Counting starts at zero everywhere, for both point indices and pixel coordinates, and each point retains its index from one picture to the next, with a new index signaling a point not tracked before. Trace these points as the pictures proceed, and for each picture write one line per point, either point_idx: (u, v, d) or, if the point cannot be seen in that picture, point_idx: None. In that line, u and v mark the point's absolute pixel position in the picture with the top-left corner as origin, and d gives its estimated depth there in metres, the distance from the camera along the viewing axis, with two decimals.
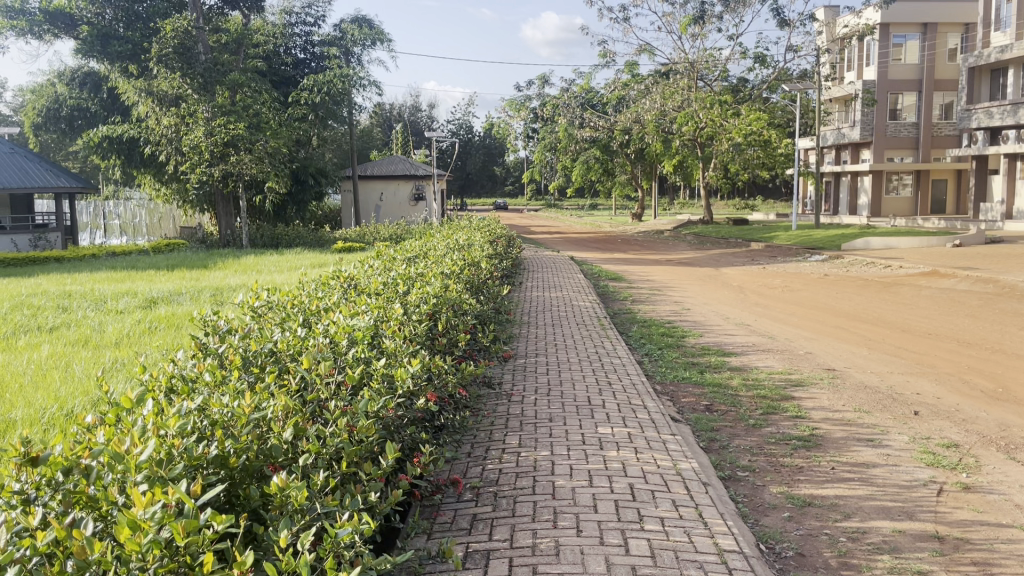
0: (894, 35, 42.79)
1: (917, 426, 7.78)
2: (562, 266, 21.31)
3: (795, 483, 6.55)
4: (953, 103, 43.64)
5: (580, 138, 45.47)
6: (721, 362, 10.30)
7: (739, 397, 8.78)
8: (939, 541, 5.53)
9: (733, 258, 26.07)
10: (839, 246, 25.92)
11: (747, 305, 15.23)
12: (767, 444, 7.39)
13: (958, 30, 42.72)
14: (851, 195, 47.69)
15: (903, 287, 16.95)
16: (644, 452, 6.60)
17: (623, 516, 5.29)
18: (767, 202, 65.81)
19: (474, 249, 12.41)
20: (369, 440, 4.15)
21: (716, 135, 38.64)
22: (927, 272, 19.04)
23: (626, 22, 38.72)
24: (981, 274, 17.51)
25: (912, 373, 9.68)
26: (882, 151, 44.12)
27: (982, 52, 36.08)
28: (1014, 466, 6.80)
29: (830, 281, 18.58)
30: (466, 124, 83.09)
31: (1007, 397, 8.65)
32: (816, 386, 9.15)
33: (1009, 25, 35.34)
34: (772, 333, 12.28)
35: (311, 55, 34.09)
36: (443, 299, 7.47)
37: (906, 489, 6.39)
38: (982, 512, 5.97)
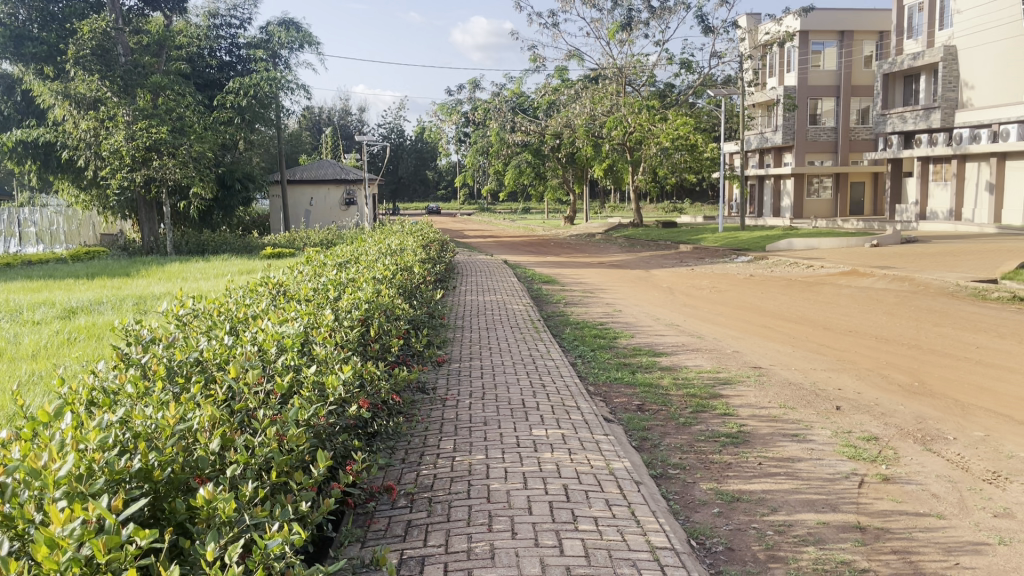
0: (814, 42, 44.22)
1: (840, 421, 8.03)
2: (496, 270, 21.35)
3: (724, 479, 6.70)
4: (870, 108, 45.41)
5: (511, 142, 45.64)
6: (652, 362, 10.47)
7: (669, 396, 8.94)
8: (860, 532, 5.74)
9: (663, 260, 26.56)
10: (764, 247, 26.62)
11: (677, 306, 15.51)
12: (697, 441, 7.54)
13: (874, 38, 44.34)
14: (775, 198, 49.12)
15: (825, 287, 17.46)
16: (577, 453, 6.67)
17: (558, 517, 5.33)
18: (695, 206, 67.12)
19: (406, 253, 12.35)
20: (301, 449, 4.13)
21: (645, 140, 39.31)
22: (847, 271, 19.69)
23: (556, 27, 39.02)
24: (897, 273, 18.19)
25: (834, 370, 10.00)
26: (803, 154, 45.53)
27: (896, 59, 37.67)
28: (929, 457, 7.10)
29: (755, 282, 19.01)
30: (398, 128, 82.49)
31: (923, 390, 9.02)
32: (744, 384, 9.39)
33: (921, 34, 36.93)
34: (701, 334, 12.50)
35: (237, 57, 33.45)
36: (375, 304, 7.38)
37: (830, 482, 6.60)
38: (901, 502, 6.22)
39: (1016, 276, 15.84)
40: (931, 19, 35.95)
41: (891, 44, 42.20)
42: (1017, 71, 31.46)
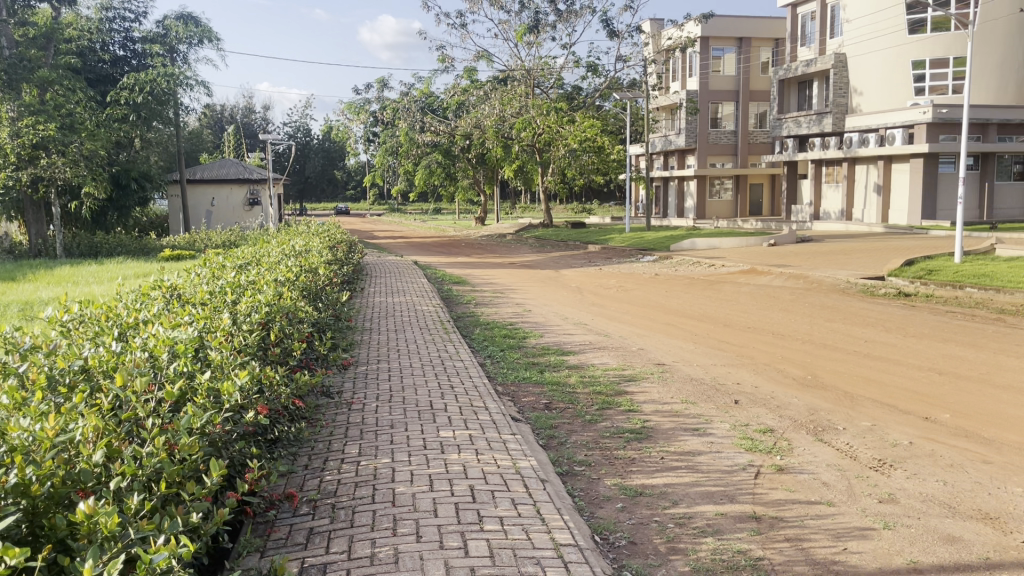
0: (714, 48, 45.72)
1: (738, 414, 8.31)
2: (405, 270, 21.17)
3: (628, 475, 6.83)
4: (767, 113, 47.23)
5: (421, 142, 45.36)
6: (559, 361, 10.58)
7: (576, 394, 9.06)
8: (755, 521, 5.95)
9: (572, 260, 26.91)
10: (668, 247, 27.31)
11: (585, 305, 15.74)
12: (602, 438, 7.66)
13: (770, 45, 46.19)
14: (679, 199, 50.40)
15: (726, 285, 18.02)
16: (484, 453, 6.68)
17: (463, 518, 5.33)
18: (603, 207, 68.28)
19: (310, 254, 12.11)
20: (194, 458, 4.00)
21: (553, 141, 39.74)
22: (746, 270, 20.39)
23: (464, 28, 39.00)
24: (793, 271, 18.95)
25: (733, 365, 10.33)
26: (705, 156, 46.89)
27: (791, 66, 39.24)
28: (820, 447, 7.42)
29: (660, 281, 19.48)
30: (304, 127, 80.84)
31: (815, 383, 9.42)
32: (647, 380, 9.59)
33: (813, 41, 38.64)
34: (608, 332, 12.70)
35: (132, 52, 32.08)
36: (277, 307, 7.19)
37: (727, 474, 6.82)
38: (794, 491, 6.48)
39: (901, 273, 16.74)
40: (823, 28, 37.61)
41: (785, 51, 44.00)
42: (902, 78, 33.43)
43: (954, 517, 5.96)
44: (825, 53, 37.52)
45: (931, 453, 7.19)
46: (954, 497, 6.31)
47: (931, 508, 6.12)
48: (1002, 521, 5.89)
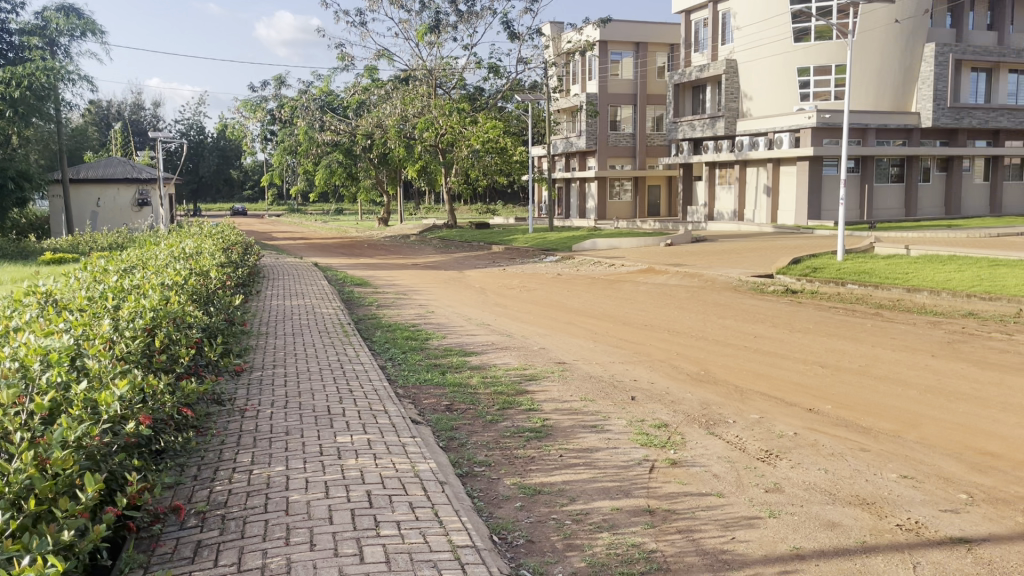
0: (612, 52, 46.69)
1: (634, 410, 8.50)
2: (304, 273, 20.70)
3: (527, 473, 6.89)
4: (663, 116, 48.56)
5: (321, 141, 44.45)
6: (461, 362, 10.57)
7: (477, 395, 9.07)
8: (649, 514, 6.10)
9: (475, 261, 26.92)
10: (570, 247, 27.68)
11: (487, 306, 15.78)
12: (502, 438, 7.70)
13: (665, 50, 47.56)
14: (580, 200, 51.10)
15: (625, 284, 18.41)
16: (382, 457, 6.60)
17: (359, 524, 5.25)
18: (506, 208, 68.65)
19: (202, 258, 11.69)
20: (68, 473, 3.79)
21: (456, 142, 39.69)
22: (644, 269, 20.89)
23: (364, 26, 38.49)
24: (688, 270, 19.52)
25: (631, 362, 10.56)
26: (605, 158, 47.75)
27: (685, 71, 40.40)
28: (712, 440, 7.67)
29: (561, 281, 19.73)
30: (197, 125, 78.07)
31: (708, 378, 9.73)
32: (548, 379, 9.69)
33: (705, 48, 39.98)
34: (510, 332, 12.77)
35: (7, 44, 30.25)
36: (163, 312, 6.91)
37: (624, 469, 6.97)
38: (686, 483, 6.68)
39: (789, 271, 17.48)
40: (715, 35, 38.93)
41: (680, 56, 45.33)
42: (787, 84, 34.94)
43: (834, 503, 6.27)
44: (717, 59, 38.86)
45: (814, 443, 7.53)
46: (835, 484, 6.64)
47: (813, 496, 6.41)
48: (877, 505, 6.23)
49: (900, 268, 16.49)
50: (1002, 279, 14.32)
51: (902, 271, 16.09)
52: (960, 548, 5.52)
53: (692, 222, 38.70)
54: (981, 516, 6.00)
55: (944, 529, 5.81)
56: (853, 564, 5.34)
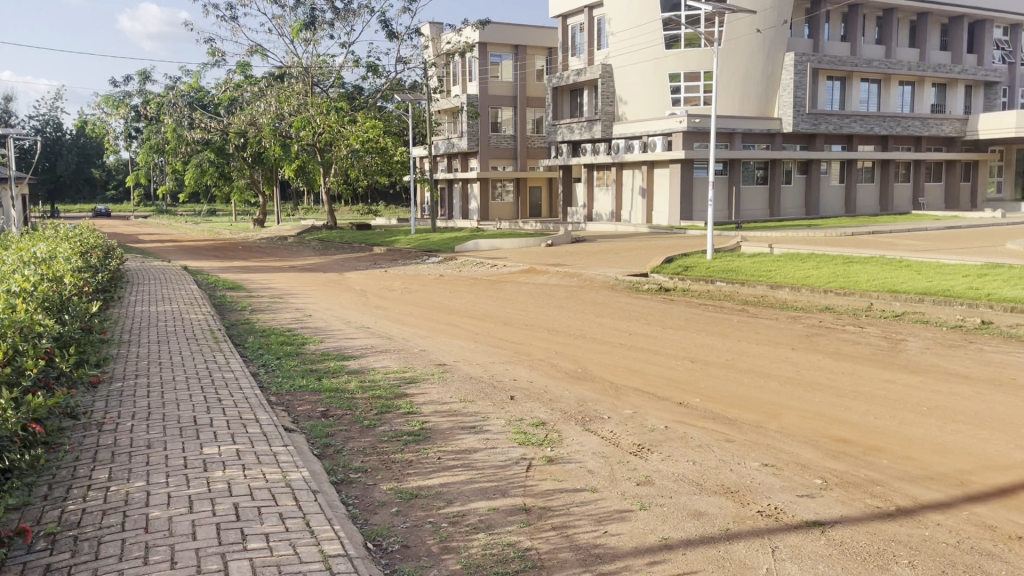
0: (491, 54, 47.03)
1: (512, 409, 8.57)
2: (173, 277, 19.79)
3: (404, 478, 6.82)
4: (542, 119, 49.33)
5: (191, 140, 42.63)
6: (339, 366, 10.37)
7: (354, 400, 8.91)
8: (525, 513, 6.15)
9: (355, 263, 26.48)
10: (452, 248, 27.67)
11: (367, 309, 15.56)
12: (379, 443, 7.59)
13: (544, 54, 48.41)
14: (462, 201, 51.10)
15: (506, 284, 18.55)
16: (251, 468, 6.37)
17: (224, 539, 5.05)
18: (388, 209, 67.92)
19: (55, 263, 10.96)
20: None
21: (334, 141, 39.00)
22: (525, 269, 21.13)
23: (235, 21, 37.23)
24: (568, 270, 19.87)
25: (510, 362, 10.65)
26: (487, 159, 47.98)
27: (563, 74, 41.16)
28: (588, 436, 7.82)
29: (443, 282, 19.68)
30: (55, 121, 73.39)
31: (584, 376, 9.92)
32: (427, 382, 9.62)
33: (582, 52, 40.89)
34: (389, 335, 12.63)
35: None
36: (8, 322, 6.43)
37: (500, 469, 7.00)
38: (561, 480, 6.78)
39: (662, 270, 18.05)
40: (590, 40, 39.91)
41: (558, 60, 46.18)
42: (660, 90, 36.18)
43: (701, 493, 6.52)
44: (594, 63, 39.81)
45: (684, 435, 7.81)
46: (702, 474, 6.90)
47: (681, 487, 6.65)
48: (740, 493, 6.52)
49: (765, 266, 17.34)
50: (854, 276, 15.29)
51: (766, 269, 16.92)
52: (814, 530, 5.86)
53: (572, 223, 39.46)
54: (833, 499, 6.39)
55: (800, 513, 6.15)
56: (717, 551, 5.56)
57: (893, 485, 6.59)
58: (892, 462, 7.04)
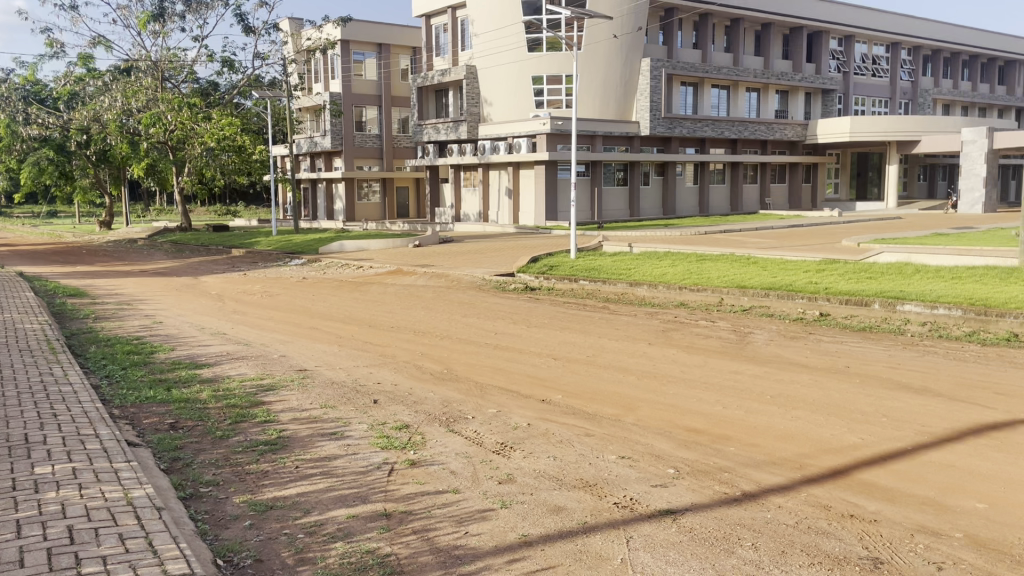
0: (354, 51, 46.33)
1: (375, 414, 8.43)
2: (6, 284, 18.30)
3: (259, 489, 6.57)
4: (408, 119, 49.01)
5: (27, 136, 39.58)
6: (191, 375, 9.88)
7: (206, 410, 8.52)
8: (386, 518, 6.06)
9: (213, 266, 25.38)
10: (316, 249, 27.01)
11: (224, 314, 14.93)
12: (233, 454, 7.29)
13: (408, 52, 48.15)
14: (327, 201, 49.96)
15: (372, 286, 18.28)
16: (89, 487, 5.96)
17: (55, 565, 4.69)
18: (250, 210, 65.53)
19: None
20: None
21: (188, 139, 37.24)
22: (392, 270, 20.89)
23: (74, 10, 34.89)
24: (435, 270, 19.80)
25: (374, 365, 10.48)
26: (351, 159, 47.17)
27: (427, 74, 41.04)
28: (451, 437, 7.80)
29: (306, 285, 19.16)
30: None
31: (450, 376, 9.90)
32: (286, 389, 9.32)
33: (446, 52, 40.88)
34: (248, 340, 12.16)
35: None
36: None
37: (362, 475, 6.87)
38: (424, 483, 6.72)
39: (528, 269, 18.28)
40: (455, 40, 39.98)
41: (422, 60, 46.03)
42: (523, 92, 36.74)
43: (561, 488, 6.63)
44: (458, 64, 39.90)
45: (546, 432, 7.93)
46: (562, 470, 7.02)
47: (541, 483, 6.74)
48: (598, 486, 6.68)
49: (626, 264, 17.89)
50: (707, 272, 16.00)
51: (627, 267, 17.47)
52: (667, 519, 6.07)
53: (439, 223, 39.39)
54: (685, 487, 6.65)
55: (654, 503, 6.36)
56: (575, 545, 5.67)
57: (740, 472, 6.93)
58: (739, 449, 7.40)
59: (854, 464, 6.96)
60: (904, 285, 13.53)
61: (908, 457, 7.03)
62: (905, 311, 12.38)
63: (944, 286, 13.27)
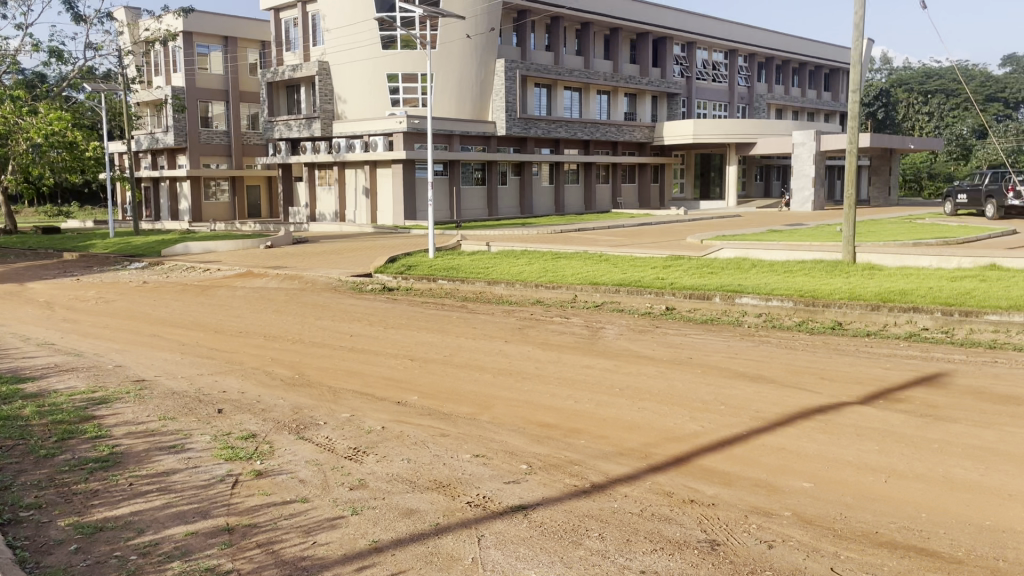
0: (198, 44, 44.40)
1: (220, 424, 8.07)
2: None
3: (88, 510, 6.12)
4: (258, 115, 47.43)
5: None
6: (12, 391, 9.10)
7: (29, 428, 7.87)
8: (228, 533, 5.80)
9: (40, 271, 23.54)
10: (159, 252, 25.59)
11: (53, 323, 13.87)
12: (58, 474, 6.76)
13: (256, 46, 46.68)
14: (171, 201, 47.44)
15: (219, 290, 17.51)
16: None
17: None
18: (85, 210, 61.33)
19: None
20: None
21: (10, 134, 34.36)
22: (242, 273, 20.11)
23: None
24: (287, 272, 19.22)
25: (219, 372, 10.03)
26: (196, 157, 45.09)
27: (277, 70, 39.83)
28: (301, 445, 7.57)
29: (147, 290, 18.10)
30: None
31: (301, 382, 9.61)
32: (121, 401, 8.76)
33: (297, 47, 39.73)
34: (79, 351, 11.34)
35: None
36: None
37: (203, 489, 6.55)
38: (270, 494, 6.48)
39: (385, 269, 18.05)
40: (305, 35, 38.89)
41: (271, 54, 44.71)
42: (379, 91, 36.35)
43: (413, 490, 6.58)
44: (309, 60, 38.89)
45: (400, 434, 7.84)
46: (415, 472, 6.96)
47: (394, 487, 6.66)
48: (451, 486, 6.67)
49: (483, 262, 18.02)
50: (562, 270, 16.37)
51: (484, 265, 17.61)
52: (518, 515, 6.14)
53: (293, 223, 38.25)
54: (537, 482, 6.75)
55: (506, 499, 6.41)
56: (426, 547, 5.62)
57: (589, 464, 7.11)
58: (589, 442, 7.59)
59: (696, 451, 7.30)
60: (742, 279, 14.36)
61: (745, 441, 7.44)
62: (743, 303, 13.15)
63: (778, 279, 14.18)
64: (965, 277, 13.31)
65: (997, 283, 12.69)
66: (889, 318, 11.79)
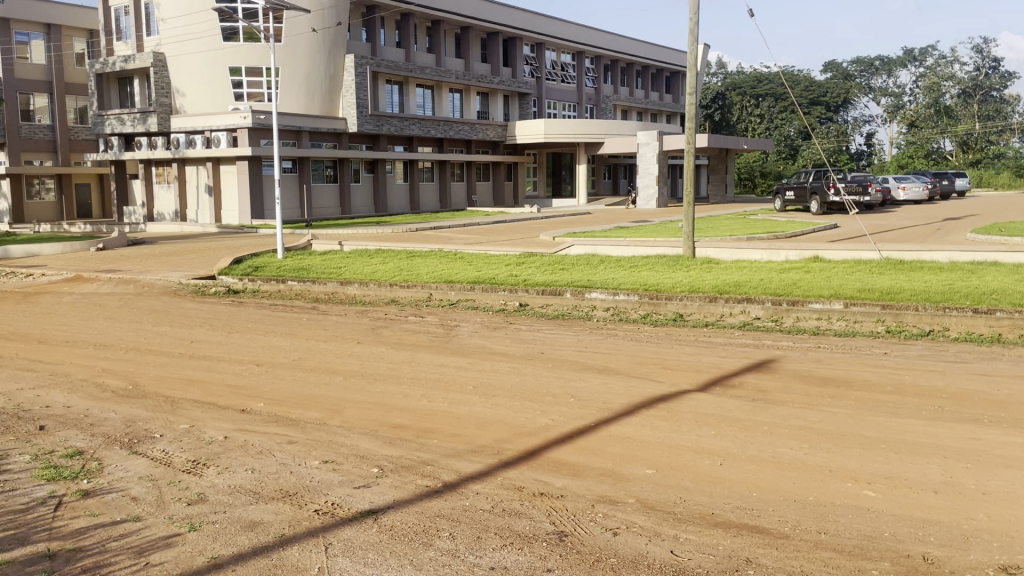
0: (16, 31, 41.00)
1: (41, 442, 7.45)
2: None
3: None
4: (87, 108, 44.35)
5: None
6: None
7: None
8: (49, 560, 5.37)
9: None
10: None
11: None
12: None
13: (84, 35, 43.66)
14: None
15: (43, 297, 16.20)
16: None
17: None
18: None
19: None
20: None
21: None
22: (69, 278, 18.69)
23: None
24: (121, 276, 18.04)
25: (42, 386, 9.26)
26: (18, 153, 41.56)
27: (107, 60, 37.35)
28: (135, 460, 7.12)
29: None
30: None
31: (136, 392, 9.04)
32: None
33: (129, 37, 37.34)
34: None
35: None
36: None
37: (21, 513, 6.02)
38: (97, 515, 6.04)
39: (230, 271, 17.30)
40: (139, 24, 36.66)
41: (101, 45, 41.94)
42: (222, 84, 34.83)
43: (256, 502, 6.32)
44: (144, 50, 36.73)
45: (244, 444, 7.52)
46: (259, 482, 6.69)
47: (236, 499, 6.37)
48: (299, 495, 6.45)
49: (335, 262, 17.62)
50: (416, 269, 16.27)
51: (336, 265, 17.22)
52: (367, 520, 6.02)
53: (129, 224, 35.99)
54: (387, 484, 6.66)
55: (356, 504, 6.28)
56: (270, 561, 5.41)
57: (441, 463, 7.08)
58: (441, 441, 7.57)
59: (546, 444, 7.42)
60: (591, 275, 14.77)
61: (592, 432, 7.65)
62: (592, 298, 13.52)
63: (624, 274, 14.69)
64: (791, 268, 14.27)
65: (820, 274, 13.70)
66: (726, 308, 12.47)
